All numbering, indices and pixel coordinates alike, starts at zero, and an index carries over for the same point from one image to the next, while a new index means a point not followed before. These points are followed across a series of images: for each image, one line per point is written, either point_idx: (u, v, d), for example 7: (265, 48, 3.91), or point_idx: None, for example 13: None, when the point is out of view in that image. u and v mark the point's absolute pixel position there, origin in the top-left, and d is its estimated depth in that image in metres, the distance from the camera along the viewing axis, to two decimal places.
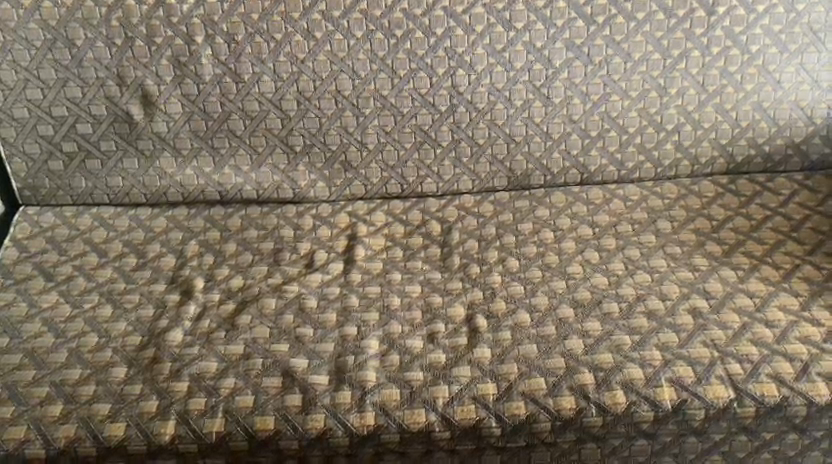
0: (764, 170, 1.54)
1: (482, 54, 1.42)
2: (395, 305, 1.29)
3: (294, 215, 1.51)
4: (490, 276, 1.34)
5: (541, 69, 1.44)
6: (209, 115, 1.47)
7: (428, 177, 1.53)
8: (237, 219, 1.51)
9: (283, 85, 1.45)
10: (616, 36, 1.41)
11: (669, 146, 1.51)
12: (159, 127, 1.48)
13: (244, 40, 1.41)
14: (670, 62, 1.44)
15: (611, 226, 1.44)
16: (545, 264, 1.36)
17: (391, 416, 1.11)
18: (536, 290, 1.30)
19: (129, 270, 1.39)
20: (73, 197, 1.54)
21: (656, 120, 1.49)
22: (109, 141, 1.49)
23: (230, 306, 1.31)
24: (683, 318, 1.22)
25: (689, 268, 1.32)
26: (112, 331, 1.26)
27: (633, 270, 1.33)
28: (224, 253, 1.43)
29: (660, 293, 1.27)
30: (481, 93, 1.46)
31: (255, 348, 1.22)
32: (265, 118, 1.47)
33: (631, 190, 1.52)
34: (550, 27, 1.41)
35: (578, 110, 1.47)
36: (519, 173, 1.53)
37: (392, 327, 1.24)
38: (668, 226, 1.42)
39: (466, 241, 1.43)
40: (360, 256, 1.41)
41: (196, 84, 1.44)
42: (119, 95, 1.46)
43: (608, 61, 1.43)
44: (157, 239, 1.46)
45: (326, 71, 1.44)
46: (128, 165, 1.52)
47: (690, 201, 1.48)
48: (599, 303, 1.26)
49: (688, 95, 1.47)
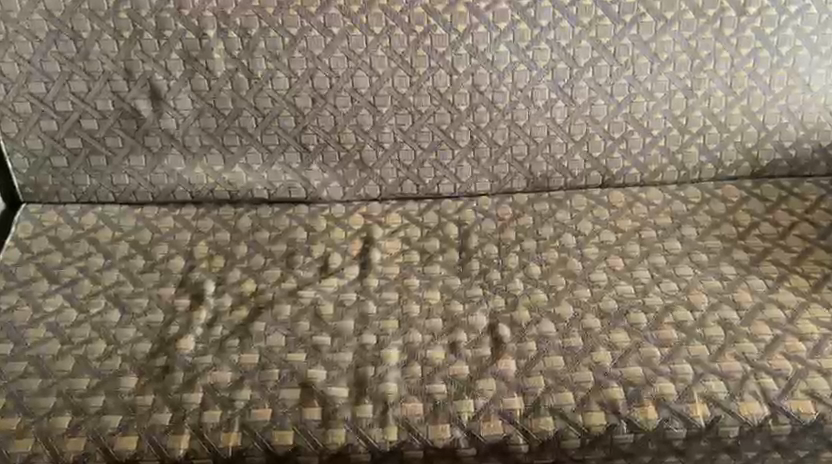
0: (825, 173, 1.49)
1: (504, 52, 1.37)
2: (458, 311, 1.25)
3: (306, 215, 1.47)
4: (511, 283, 1.30)
5: (565, 68, 1.38)
6: (220, 111, 1.41)
7: (445, 177, 1.48)
8: (247, 219, 1.46)
9: (297, 82, 1.38)
10: (643, 35, 1.36)
11: (693, 148, 1.46)
12: (167, 123, 1.42)
13: (257, 33, 1.34)
14: (697, 63, 1.38)
15: (634, 230, 1.40)
16: (568, 271, 1.32)
17: (380, 432, 1.07)
18: (559, 297, 1.26)
19: (137, 273, 1.36)
20: (76, 194, 1.48)
21: (681, 122, 1.43)
22: (115, 138, 1.43)
23: (286, 309, 1.26)
24: (712, 328, 1.18)
25: (716, 276, 1.29)
26: (121, 338, 1.23)
27: (659, 278, 1.29)
28: (274, 255, 1.39)
29: (688, 302, 1.23)
30: (540, 90, 1.40)
31: (317, 354, 1.17)
32: (279, 115, 1.41)
33: (652, 194, 1.47)
34: (616, 23, 1.35)
35: (601, 111, 1.42)
36: (539, 175, 1.48)
37: (457, 335, 1.20)
38: (693, 232, 1.38)
39: (485, 245, 1.39)
40: (376, 260, 1.37)
41: (207, 79, 1.38)
42: (126, 90, 1.39)
43: (634, 61, 1.38)
44: (166, 239, 1.42)
45: (343, 67, 1.37)
46: (135, 163, 1.45)
47: (714, 205, 1.44)
48: (625, 313, 1.22)
49: (715, 97, 1.41)
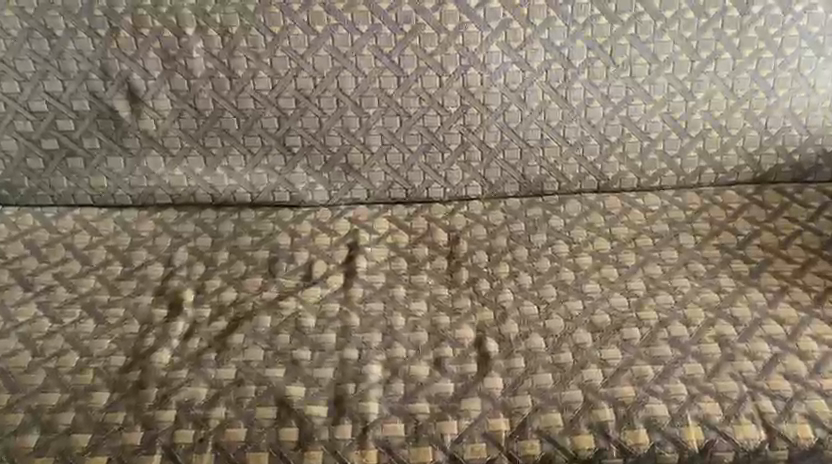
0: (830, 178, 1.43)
1: (496, 52, 1.31)
2: (444, 324, 1.20)
3: (291, 219, 1.41)
4: (500, 294, 1.25)
5: (559, 69, 1.32)
6: (200, 112, 1.35)
7: (435, 181, 1.42)
8: (230, 223, 1.41)
9: (280, 82, 1.32)
10: (641, 36, 1.30)
11: (692, 153, 1.40)
12: (146, 125, 1.36)
13: (238, 32, 1.29)
14: (698, 64, 1.32)
15: (630, 238, 1.35)
16: (560, 281, 1.27)
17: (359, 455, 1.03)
18: (550, 310, 1.21)
19: (113, 280, 1.31)
20: (53, 197, 1.43)
21: (681, 125, 1.37)
22: (92, 139, 1.38)
23: (266, 320, 1.22)
24: (708, 345, 1.14)
25: (714, 288, 1.24)
26: (94, 350, 1.18)
27: (654, 290, 1.24)
28: (256, 262, 1.34)
29: (683, 317, 1.18)
30: (534, 91, 1.34)
31: (296, 369, 1.13)
32: (262, 116, 1.36)
33: (649, 200, 1.41)
34: (612, 22, 1.29)
35: (597, 113, 1.36)
36: (532, 178, 1.42)
37: (442, 349, 1.15)
38: (690, 241, 1.33)
39: (474, 253, 1.34)
40: (361, 268, 1.32)
41: (186, 78, 1.32)
42: (102, 89, 1.33)
43: (632, 61, 1.32)
44: (144, 245, 1.38)
45: (328, 67, 1.31)
46: (113, 165, 1.40)
47: (714, 212, 1.38)
48: (618, 328, 1.17)
49: (716, 100, 1.35)
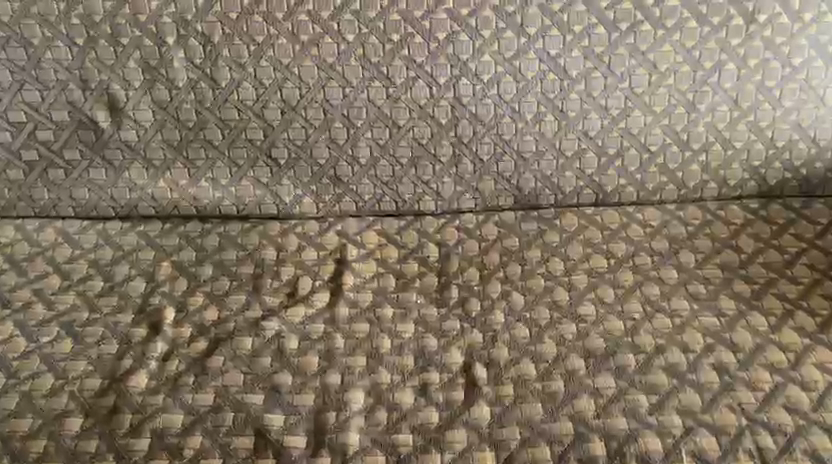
0: None
1: (489, 62, 1.25)
2: (432, 348, 1.16)
3: (277, 233, 1.37)
4: (491, 315, 1.21)
5: (555, 79, 1.27)
6: (183, 123, 1.31)
7: (427, 193, 1.37)
8: (214, 237, 1.36)
9: (265, 92, 1.28)
10: (641, 45, 1.24)
11: (694, 166, 1.34)
12: (128, 135, 1.32)
13: (221, 41, 1.24)
14: (700, 75, 1.26)
15: (628, 256, 1.29)
16: (554, 302, 1.22)
17: None
18: (542, 334, 1.16)
19: (93, 296, 1.27)
20: (34, 208, 1.39)
21: (682, 137, 1.32)
22: (72, 150, 1.34)
23: (248, 342, 1.18)
24: (706, 374, 1.09)
25: (714, 311, 1.18)
26: (70, 372, 1.15)
27: (652, 313, 1.19)
28: (240, 278, 1.30)
29: (681, 343, 1.13)
30: (528, 102, 1.29)
31: (276, 396, 1.09)
32: (246, 128, 1.31)
33: (649, 214, 1.36)
34: (611, 31, 1.23)
35: (595, 125, 1.31)
36: (527, 191, 1.37)
37: (428, 375, 1.11)
38: (691, 259, 1.28)
39: (465, 270, 1.29)
40: (348, 286, 1.28)
41: (168, 88, 1.28)
42: (82, 100, 1.29)
43: (631, 72, 1.26)
44: (126, 259, 1.34)
45: (314, 77, 1.27)
46: (95, 176, 1.36)
47: (716, 228, 1.33)
48: (613, 354, 1.12)
49: (719, 112, 1.29)
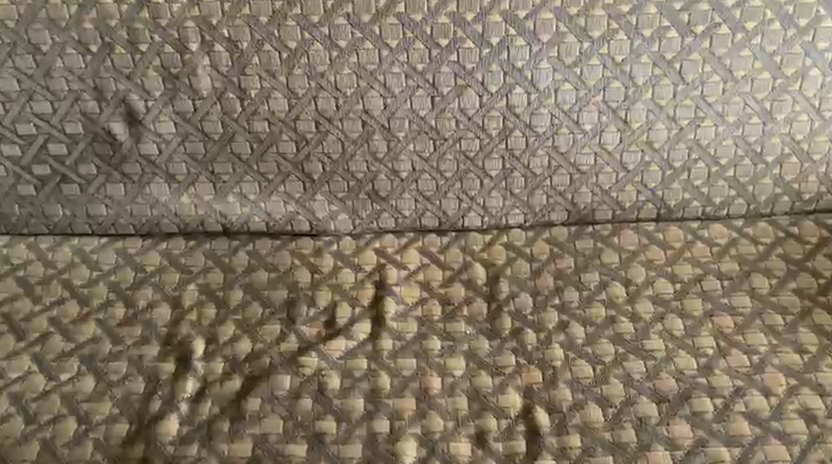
0: None
1: (547, 69, 1.13)
2: (486, 389, 1.07)
3: (311, 252, 1.26)
4: (549, 350, 1.11)
5: (619, 87, 1.14)
6: (208, 135, 1.20)
7: (472, 209, 1.25)
8: (243, 256, 1.26)
9: (298, 102, 1.16)
10: (717, 50, 1.11)
11: (767, 180, 1.22)
12: (148, 149, 1.21)
13: (249, 47, 1.12)
14: (780, 82, 1.14)
15: (695, 280, 1.18)
16: (617, 335, 1.12)
17: None
18: (607, 373, 1.07)
19: (115, 325, 1.17)
20: (48, 225, 1.28)
21: (755, 149, 1.20)
22: (87, 164, 1.23)
23: (285, 381, 1.08)
24: (791, 422, 0.99)
25: (795, 347, 1.08)
26: (95, 415, 1.06)
27: (726, 349, 1.08)
28: (272, 304, 1.19)
29: (761, 385, 1.03)
30: (589, 112, 1.16)
31: (321, 447, 1.01)
32: (277, 140, 1.20)
33: (716, 231, 1.24)
34: (684, 35, 1.10)
35: (660, 136, 1.19)
36: (583, 206, 1.25)
37: (486, 422, 1.03)
38: (765, 284, 1.17)
39: (518, 295, 1.18)
40: (390, 314, 1.17)
41: (191, 98, 1.16)
42: (98, 111, 1.18)
43: (703, 79, 1.14)
44: (148, 281, 1.23)
45: (353, 86, 1.15)
46: (113, 191, 1.25)
47: (790, 247, 1.22)
48: (687, 398, 1.03)
49: (798, 122, 1.17)
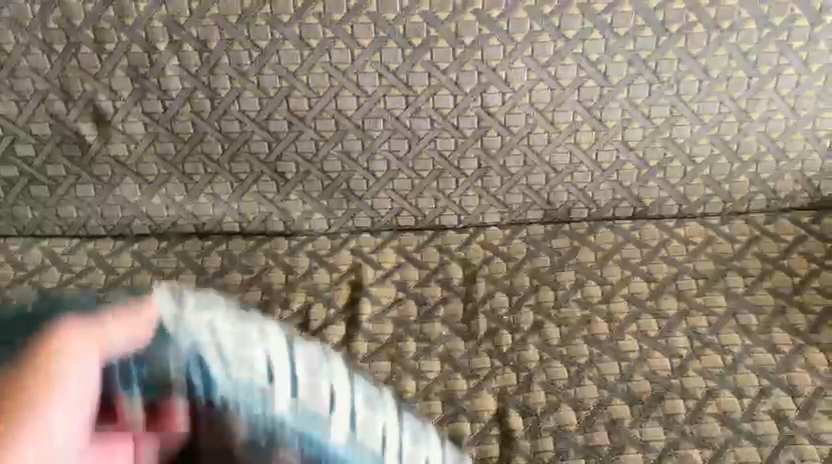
0: None
1: (521, 68, 1.12)
2: (461, 392, 1.06)
3: (285, 252, 1.24)
4: (524, 352, 1.10)
5: (594, 86, 1.13)
6: (179, 136, 1.18)
7: (448, 208, 1.24)
8: (216, 256, 1.24)
9: (270, 102, 1.14)
10: (692, 49, 1.11)
11: (742, 178, 1.22)
12: (117, 149, 1.19)
13: (218, 47, 1.10)
14: (756, 80, 1.13)
15: (671, 279, 1.18)
16: (592, 336, 1.11)
17: None
18: (582, 374, 1.07)
19: None
20: (17, 226, 1.26)
21: (731, 148, 1.19)
22: (56, 165, 1.20)
23: None
24: (763, 423, 1.00)
25: (769, 347, 1.08)
26: None
27: (700, 350, 1.09)
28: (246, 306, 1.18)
29: (734, 386, 1.04)
30: (565, 111, 1.15)
31: None
32: (249, 140, 1.18)
33: (692, 229, 1.24)
34: (660, 34, 1.09)
35: (636, 135, 1.18)
36: (559, 205, 1.24)
37: (459, 426, 1.03)
38: (740, 283, 1.17)
39: (494, 295, 1.18)
40: (365, 315, 1.16)
41: (160, 99, 1.14)
42: (65, 111, 1.15)
43: (679, 78, 1.13)
44: (120, 283, 1.21)
45: (325, 86, 1.13)
46: (83, 193, 1.23)
47: (765, 245, 1.22)
48: (661, 399, 1.03)
49: (773, 120, 1.17)
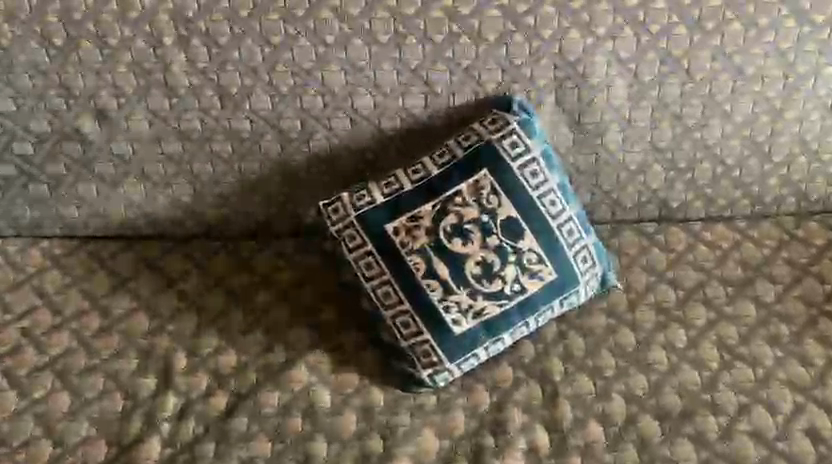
0: None
1: (547, 66, 1.07)
2: (483, 406, 1.02)
3: (294, 252, 1.20)
4: (547, 362, 1.06)
5: (624, 85, 1.08)
6: (186, 134, 1.12)
7: None
8: (224, 257, 1.20)
9: (281, 100, 1.09)
10: (728, 47, 1.06)
11: (774, 180, 1.17)
12: (121, 148, 1.13)
13: (228, 42, 1.05)
14: (793, 80, 1.08)
15: (698, 286, 1.14)
16: (618, 347, 1.07)
17: None
18: (608, 388, 1.03)
19: (89, 336, 1.10)
20: (14, 227, 1.21)
21: (763, 150, 1.14)
22: (56, 164, 1.15)
23: (273, 398, 1.03)
24: (798, 443, 0.96)
25: (800, 359, 1.05)
26: (71, 437, 1.00)
27: (730, 362, 1.05)
28: (256, 312, 1.13)
29: (767, 402, 1.00)
30: (593, 112, 1.10)
31: None
32: (259, 139, 1.12)
33: (718, 232, 1.20)
34: (694, 33, 1.05)
35: (665, 136, 1.13)
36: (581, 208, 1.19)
37: (483, 440, 0.99)
38: (769, 290, 1.13)
39: None
40: None
41: (165, 96, 1.09)
42: (64, 108, 1.10)
43: (713, 78, 1.08)
44: (125, 287, 1.16)
45: (340, 83, 1.08)
46: (84, 193, 1.17)
47: (794, 250, 1.17)
48: (691, 416, 1.00)
49: (808, 121, 1.12)
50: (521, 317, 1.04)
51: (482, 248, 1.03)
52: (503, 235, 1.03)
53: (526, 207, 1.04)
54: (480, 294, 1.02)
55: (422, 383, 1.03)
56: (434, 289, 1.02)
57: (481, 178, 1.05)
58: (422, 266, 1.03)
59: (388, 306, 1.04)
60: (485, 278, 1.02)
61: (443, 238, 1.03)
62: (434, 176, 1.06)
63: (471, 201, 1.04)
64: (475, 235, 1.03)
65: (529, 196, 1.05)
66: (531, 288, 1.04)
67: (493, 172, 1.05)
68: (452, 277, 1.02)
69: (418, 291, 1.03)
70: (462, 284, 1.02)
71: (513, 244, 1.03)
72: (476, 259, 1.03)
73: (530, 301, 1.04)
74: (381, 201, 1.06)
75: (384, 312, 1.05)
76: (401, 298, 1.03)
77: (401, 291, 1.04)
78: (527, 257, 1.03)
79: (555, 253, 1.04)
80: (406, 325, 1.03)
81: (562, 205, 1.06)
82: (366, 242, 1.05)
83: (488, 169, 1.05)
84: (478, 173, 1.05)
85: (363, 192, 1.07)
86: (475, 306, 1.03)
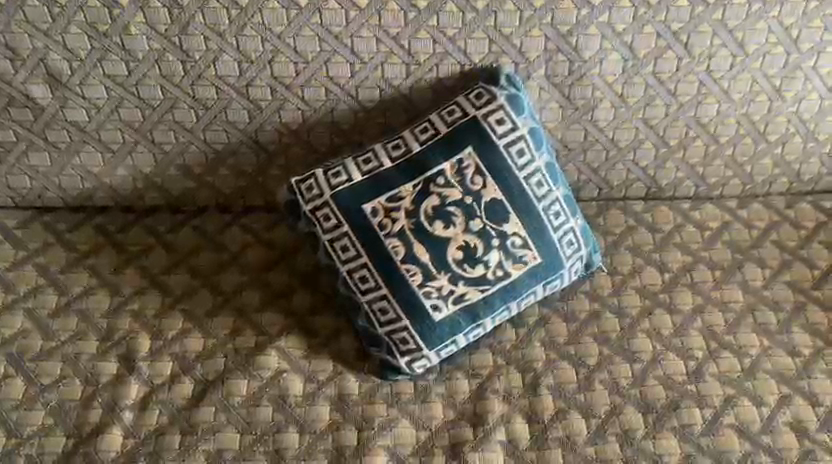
0: None
1: (538, 38, 1.00)
2: (463, 395, 0.98)
3: (265, 228, 1.14)
4: (529, 350, 1.02)
5: (618, 59, 1.02)
6: (147, 102, 1.04)
7: None
8: (190, 232, 1.13)
9: (251, 68, 1.01)
10: (730, 22, 0.99)
11: (767, 160, 1.13)
12: (75, 115, 1.04)
13: (192, 3, 0.95)
14: (795, 57, 1.03)
15: (685, 270, 1.10)
16: (602, 334, 1.04)
17: None
18: (591, 377, 0.99)
19: (45, 316, 1.04)
20: None
21: (759, 129, 1.09)
22: (5, 130, 1.06)
23: (242, 386, 0.98)
24: (782, 437, 0.94)
25: (787, 349, 1.02)
26: (27, 427, 0.94)
27: (716, 352, 1.02)
28: (225, 292, 1.07)
29: (752, 394, 0.98)
30: (584, 87, 1.04)
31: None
32: (226, 108, 1.04)
33: (708, 213, 1.16)
34: (696, 6, 0.98)
35: (658, 113, 1.07)
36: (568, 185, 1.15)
37: (462, 432, 0.95)
38: (758, 276, 1.09)
39: None
40: None
41: (124, 61, 1.00)
42: (12, 71, 1.01)
43: (712, 54, 1.02)
44: (84, 264, 1.09)
45: (314, 50, 1.00)
46: (37, 162, 1.09)
47: (785, 233, 1.13)
48: (675, 408, 0.97)
49: (807, 101, 1.07)
50: (504, 303, 0.99)
51: (464, 232, 0.97)
52: (487, 219, 0.98)
53: (512, 188, 0.98)
54: (462, 280, 0.97)
55: (400, 370, 0.99)
56: (413, 274, 0.97)
57: (465, 157, 0.99)
58: (401, 249, 0.97)
59: (365, 289, 0.99)
60: (467, 263, 0.97)
61: (424, 220, 0.98)
62: (415, 154, 1.00)
63: (454, 182, 0.98)
64: (458, 218, 0.98)
65: (516, 178, 0.99)
66: (515, 273, 0.99)
67: (478, 152, 0.99)
68: (433, 261, 0.97)
69: (396, 275, 0.97)
70: (444, 270, 0.97)
71: (498, 228, 0.98)
72: (459, 243, 0.97)
73: (515, 287, 0.99)
74: (358, 179, 1.00)
75: (360, 297, 0.99)
76: (379, 283, 0.98)
77: (377, 275, 0.98)
78: (512, 242, 0.98)
79: (541, 238, 0.99)
80: (383, 311, 0.98)
81: (550, 187, 1.00)
82: (342, 222, 0.99)
83: (473, 148, 0.99)
84: (463, 152, 0.99)
85: (339, 169, 1.01)
86: (457, 292, 0.97)
